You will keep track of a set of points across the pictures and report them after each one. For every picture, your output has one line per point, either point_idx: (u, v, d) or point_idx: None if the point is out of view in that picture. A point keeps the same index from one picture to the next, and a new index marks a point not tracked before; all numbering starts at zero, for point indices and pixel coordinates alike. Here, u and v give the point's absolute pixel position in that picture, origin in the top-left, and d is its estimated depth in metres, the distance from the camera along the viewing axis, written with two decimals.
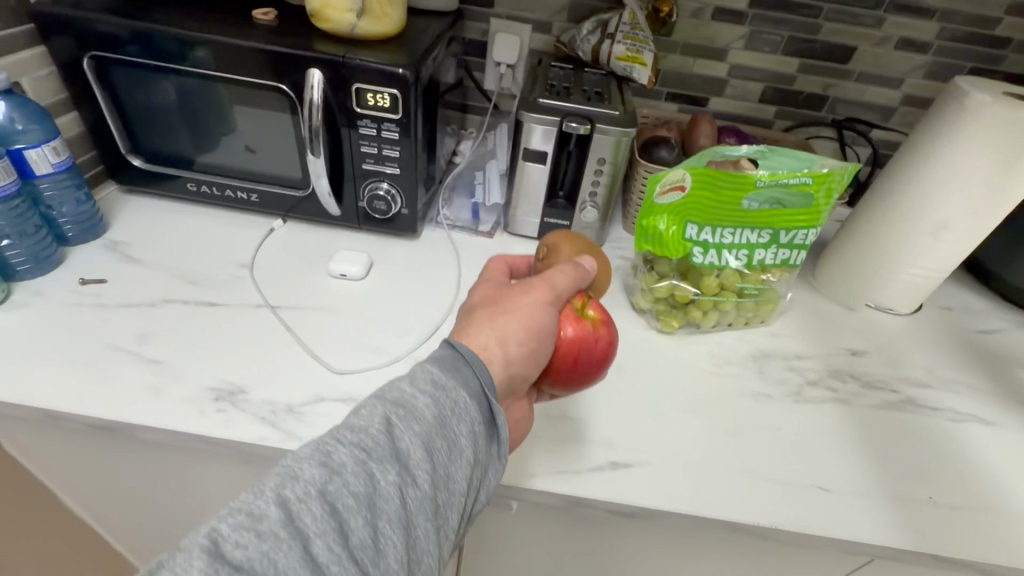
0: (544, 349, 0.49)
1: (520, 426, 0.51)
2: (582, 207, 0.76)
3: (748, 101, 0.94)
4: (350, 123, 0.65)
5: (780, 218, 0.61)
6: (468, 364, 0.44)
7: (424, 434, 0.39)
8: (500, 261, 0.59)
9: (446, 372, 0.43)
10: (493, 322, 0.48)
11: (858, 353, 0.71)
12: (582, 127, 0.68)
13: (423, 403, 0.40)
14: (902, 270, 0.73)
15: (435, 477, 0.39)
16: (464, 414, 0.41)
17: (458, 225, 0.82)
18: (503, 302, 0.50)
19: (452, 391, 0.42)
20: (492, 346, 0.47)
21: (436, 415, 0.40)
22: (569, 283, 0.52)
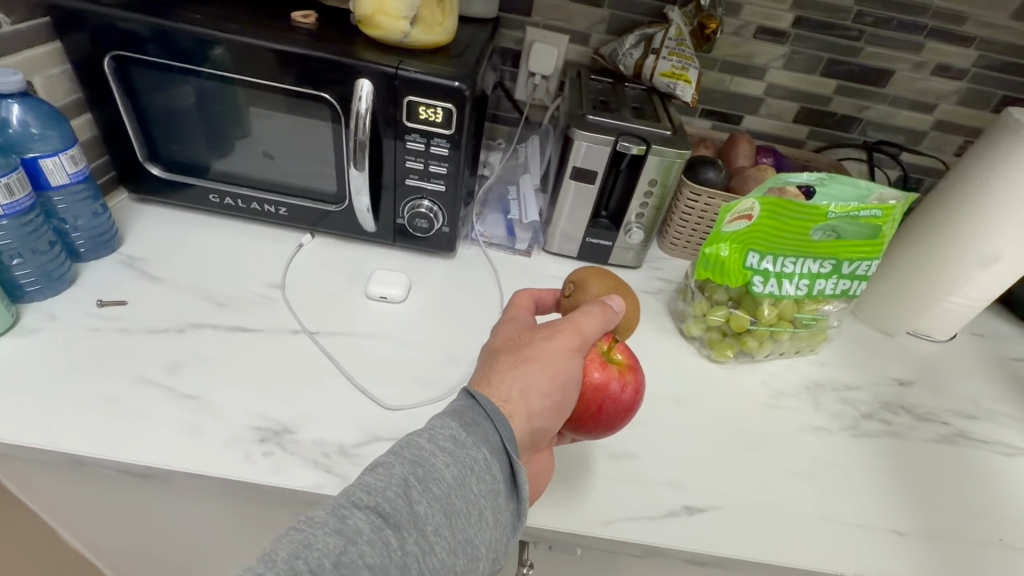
0: (568, 402, 0.43)
1: (541, 478, 0.46)
2: (627, 229, 0.74)
3: (782, 120, 0.93)
4: (397, 137, 0.61)
5: (844, 249, 0.60)
6: (489, 418, 0.39)
7: (444, 496, 0.35)
8: (525, 294, 0.52)
9: (465, 427, 0.38)
10: (514, 371, 0.42)
11: (905, 383, 0.70)
12: (635, 147, 0.66)
13: (442, 462, 0.36)
14: (946, 299, 0.73)
15: (454, 545, 0.34)
16: (485, 472, 0.37)
17: (493, 242, 0.79)
18: (525, 346, 0.44)
19: (472, 448, 0.38)
20: (512, 400, 0.41)
21: (455, 475, 0.36)
22: (596, 327, 0.45)
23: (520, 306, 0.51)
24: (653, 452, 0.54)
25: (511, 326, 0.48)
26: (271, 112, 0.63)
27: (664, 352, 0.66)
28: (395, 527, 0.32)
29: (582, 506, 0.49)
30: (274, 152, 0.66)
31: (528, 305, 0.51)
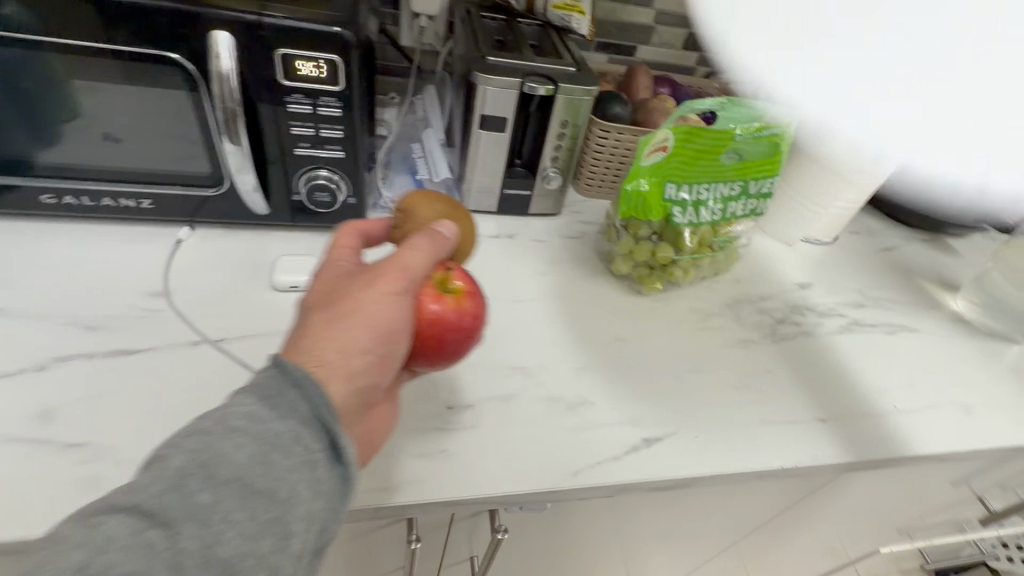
0: (395, 350, 0.40)
1: (384, 430, 0.43)
2: (544, 174, 0.71)
3: (673, 48, 0.94)
4: (276, 100, 0.52)
5: (749, 169, 0.63)
6: (295, 386, 0.35)
7: (235, 479, 0.31)
8: (349, 231, 0.46)
9: (267, 400, 0.34)
10: (327, 326, 0.38)
11: (806, 286, 0.77)
12: (543, 87, 0.62)
13: (233, 444, 0.32)
14: (832, 205, 0.81)
15: (256, 530, 0.31)
16: (293, 444, 0.33)
17: None
18: (342, 301, 0.39)
19: (271, 423, 0.34)
20: (324, 354, 0.37)
21: (251, 454, 0.32)
22: (427, 262, 0.42)
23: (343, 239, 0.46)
24: (606, 395, 0.55)
25: (331, 270, 0.43)
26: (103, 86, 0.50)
27: (598, 295, 0.67)
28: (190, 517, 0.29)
29: (548, 462, 0.48)
30: (119, 135, 0.54)
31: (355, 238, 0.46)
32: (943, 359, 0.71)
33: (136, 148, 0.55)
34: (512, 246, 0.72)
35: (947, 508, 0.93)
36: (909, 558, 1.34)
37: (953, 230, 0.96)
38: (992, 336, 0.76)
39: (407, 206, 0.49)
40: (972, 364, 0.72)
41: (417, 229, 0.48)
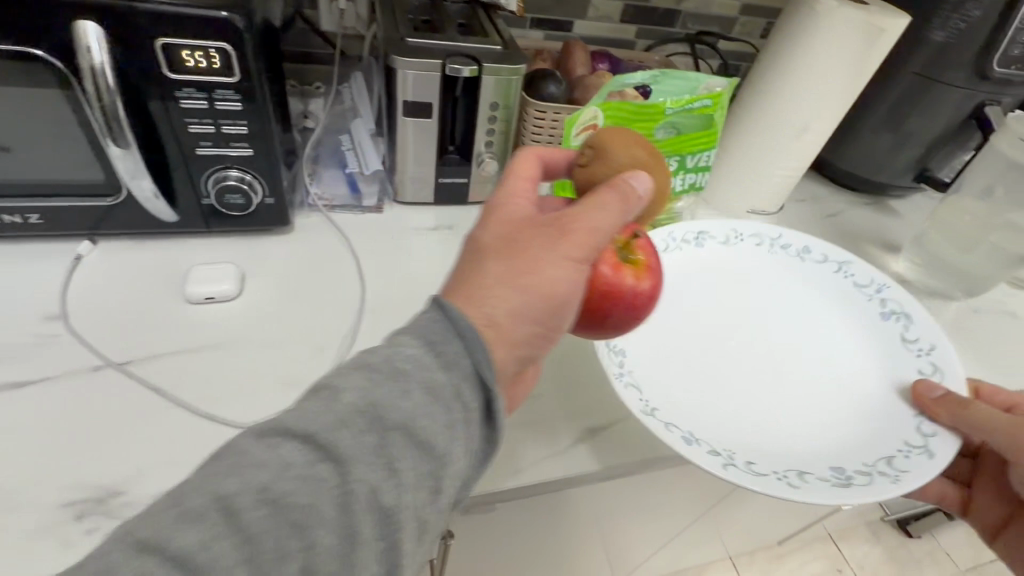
0: (556, 322, 0.38)
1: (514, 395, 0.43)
2: (479, 160, 0.68)
3: (611, 21, 0.91)
4: (165, 96, 0.47)
5: (684, 144, 0.61)
6: (459, 336, 0.32)
7: (382, 438, 0.29)
8: (530, 158, 0.42)
9: (434, 346, 0.32)
10: (501, 288, 0.35)
11: None
12: (466, 68, 0.58)
13: (340, 416, 0.29)
14: (773, 174, 0.81)
15: (421, 481, 0.29)
16: (452, 401, 0.31)
17: (336, 203, 0.69)
18: (528, 251, 0.36)
19: (402, 383, 0.31)
20: (557, 307, 0.36)
21: (407, 409, 0.30)
22: (613, 224, 0.38)
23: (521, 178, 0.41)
24: (552, 385, 0.53)
25: (521, 218, 0.39)
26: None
27: None
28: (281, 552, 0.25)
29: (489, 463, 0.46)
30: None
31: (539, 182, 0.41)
32: None
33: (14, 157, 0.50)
34: (452, 238, 0.69)
35: None
36: (869, 509, 1.39)
37: (894, 192, 0.98)
38: (930, 295, 0.78)
39: (599, 142, 0.44)
40: None
41: (608, 177, 0.43)
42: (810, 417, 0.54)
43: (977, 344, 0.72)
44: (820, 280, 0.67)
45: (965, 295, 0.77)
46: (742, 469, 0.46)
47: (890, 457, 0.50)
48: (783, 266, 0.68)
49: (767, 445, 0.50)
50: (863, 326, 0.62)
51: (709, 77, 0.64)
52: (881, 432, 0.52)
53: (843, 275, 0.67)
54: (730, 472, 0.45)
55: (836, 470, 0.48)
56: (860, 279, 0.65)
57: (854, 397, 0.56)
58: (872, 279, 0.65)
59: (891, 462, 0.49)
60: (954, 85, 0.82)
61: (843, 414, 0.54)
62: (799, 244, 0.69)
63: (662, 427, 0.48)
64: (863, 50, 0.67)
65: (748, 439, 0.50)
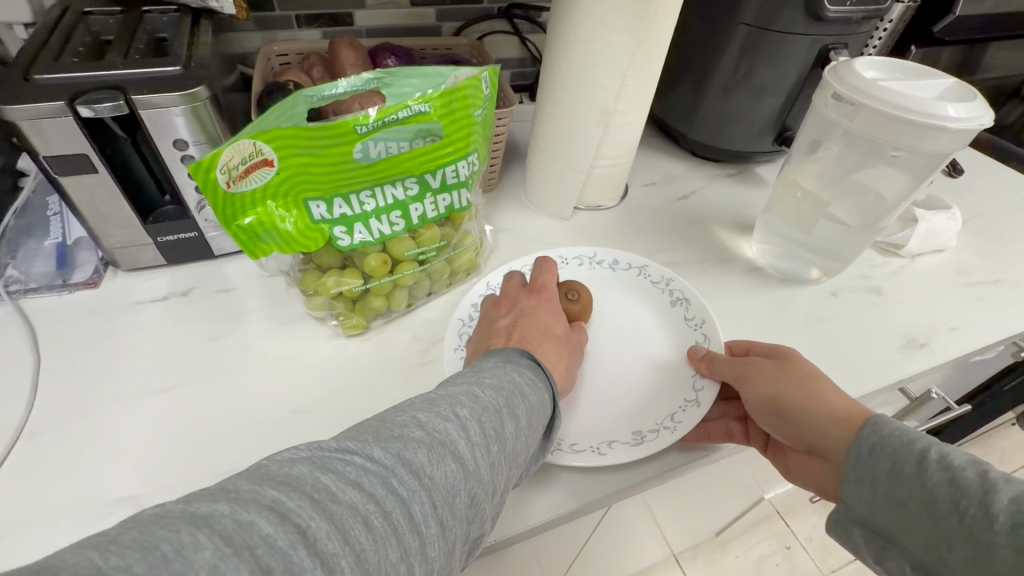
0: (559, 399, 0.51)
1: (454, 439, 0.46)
2: (201, 207, 0.55)
3: (400, 6, 0.77)
4: None
5: (419, 161, 0.49)
6: (549, 384, 0.41)
7: (524, 407, 0.37)
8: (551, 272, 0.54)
9: (543, 372, 0.41)
10: (553, 358, 0.46)
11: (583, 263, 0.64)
12: (115, 104, 0.45)
13: (499, 391, 0.37)
14: (593, 165, 0.69)
15: (525, 436, 0.37)
16: (546, 409, 0.40)
17: (33, 285, 0.55)
18: (573, 351, 0.49)
19: (517, 379, 0.39)
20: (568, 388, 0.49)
21: (531, 394, 0.39)
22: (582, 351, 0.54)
23: (553, 289, 0.52)
24: None
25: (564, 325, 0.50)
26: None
27: (289, 350, 0.53)
28: (414, 474, 0.28)
29: None
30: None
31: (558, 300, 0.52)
32: (728, 323, 0.62)
33: None
34: (184, 307, 0.56)
35: None
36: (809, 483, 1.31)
37: (760, 158, 0.88)
38: (784, 281, 0.68)
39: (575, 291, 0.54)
40: (758, 323, 0.62)
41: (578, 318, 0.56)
42: (603, 392, 0.52)
43: (833, 337, 0.62)
44: (620, 286, 0.62)
45: (822, 276, 0.67)
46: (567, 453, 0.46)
47: (671, 413, 0.50)
48: (592, 279, 0.62)
49: (584, 423, 0.49)
50: (657, 322, 0.58)
51: (451, 68, 0.48)
52: (662, 394, 0.52)
53: (641, 276, 0.62)
54: (559, 457, 0.46)
55: (632, 433, 0.48)
56: (652, 278, 0.61)
57: (653, 374, 0.54)
58: (662, 274, 0.61)
59: (673, 416, 0.49)
60: (791, 31, 0.70)
61: (629, 386, 0.52)
62: (608, 257, 0.64)
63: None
64: (645, 11, 0.55)
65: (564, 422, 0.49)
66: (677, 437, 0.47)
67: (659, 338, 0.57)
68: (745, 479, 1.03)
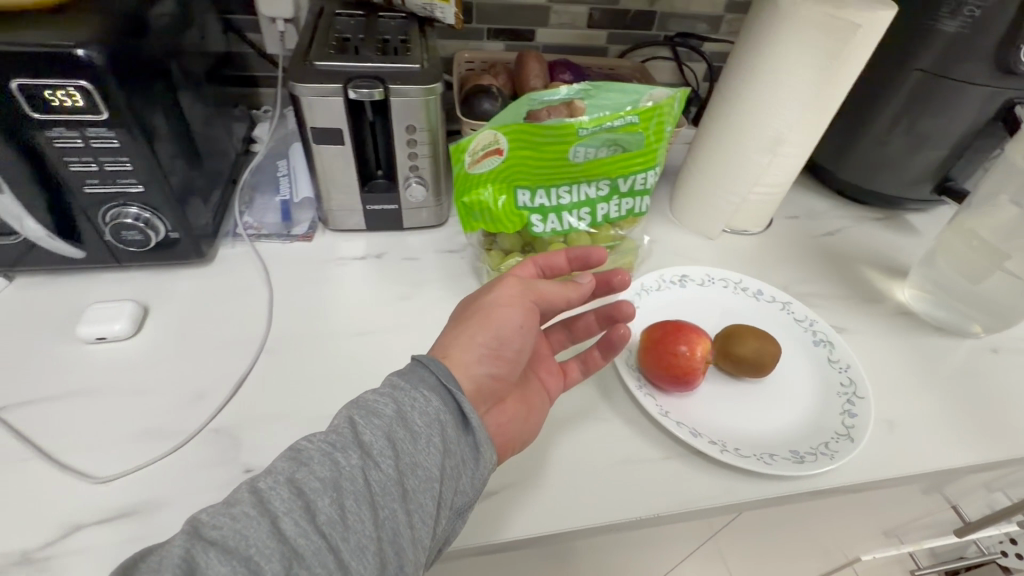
0: (510, 345, 0.44)
1: (508, 428, 0.45)
2: (406, 184, 0.64)
3: (577, 28, 0.85)
4: (36, 136, 0.46)
5: (615, 165, 0.54)
6: (413, 392, 0.39)
7: (378, 436, 0.36)
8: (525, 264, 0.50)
9: (401, 385, 0.39)
10: (442, 339, 0.44)
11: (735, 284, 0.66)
12: (374, 91, 0.54)
13: (342, 435, 0.36)
14: (749, 191, 0.72)
15: (393, 461, 0.35)
16: (423, 416, 0.38)
17: (264, 232, 0.66)
18: (474, 307, 0.45)
19: (367, 407, 0.37)
20: (500, 363, 0.44)
21: (392, 412, 0.37)
22: (543, 286, 0.47)
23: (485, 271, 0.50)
24: None
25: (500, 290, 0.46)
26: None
27: None
28: (184, 574, 0.27)
29: None
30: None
31: (545, 264, 0.50)
32: (878, 360, 0.62)
33: None
34: (378, 268, 0.65)
35: (908, 509, 0.85)
36: (907, 557, 1.22)
37: (911, 205, 0.86)
38: (938, 331, 0.66)
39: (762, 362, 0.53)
40: (912, 366, 0.62)
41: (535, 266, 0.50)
42: (752, 410, 0.53)
43: (991, 393, 0.60)
44: (764, 316, 0.63)
45: (983, 332, 0.65)
46: (733, 452, 0.48)
47: (822, 442, 0.50)
48: (737, 305, 0.64)
49: (747, 434, 0.51)
50: (799, 356, 0.59)
51: (651, 87, 0.54)
52: (814, 422, 0.52)
53: (784, 312, 0.63)
54: (727, 457, 0.47)
55: (790, 451, 0.49)
56: (796, 315, 0.62)
57: (807, 401, 0.54)
58: (807, 314, 0.62)
59: (828, 444, 0.50)
60: (971, 81, 0.69)
61: (774, 408, 0.54)
62: (753, 286, 0.66)
63: (657, 416, 0.49)
64: (841, 51, 0.57)
65: (719, 427, 0.51)
66: (836, 464, 0.48)
67: (801, 375, 0.57)
68: (844, 535, 0.98)
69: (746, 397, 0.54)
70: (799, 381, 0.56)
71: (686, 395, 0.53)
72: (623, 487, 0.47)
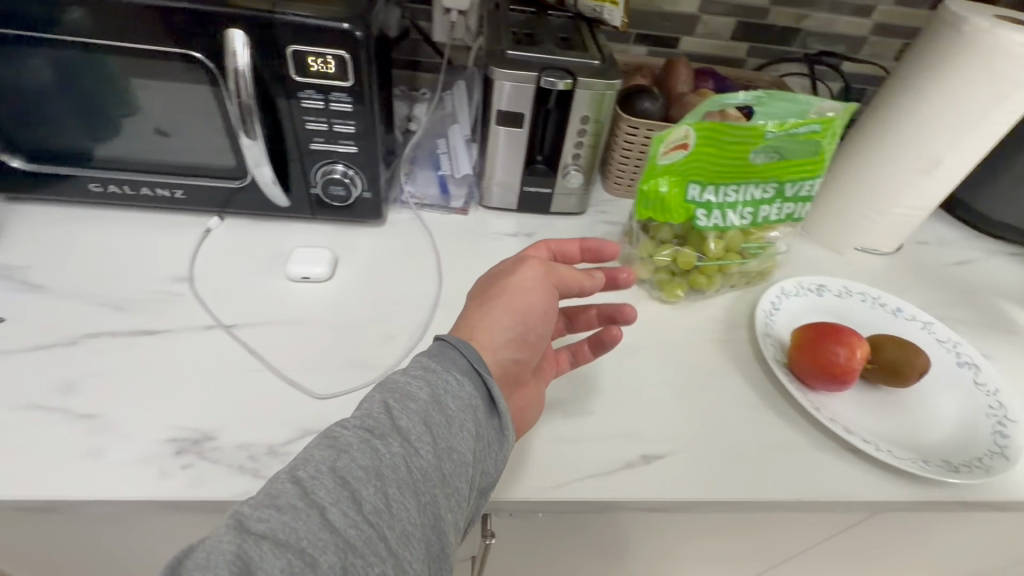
0: (534, 328, 0.45)
1: (526, 413, 0.46)
2: (565, 171, 0.69)
3: (721, 39, 0.88)
4: (289, 96, 0.53)
5: (786, 170, 0.57)
6: (444, 376, 0.38)
7: (417, 419, 0.36)
8: (540, 248, 0.51)
9: (434, 369, 0.39)
10: (463, 321, 0.44)
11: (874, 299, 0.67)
12: (561, 81, 0.60)
13: (378, 419, 0.35)
14: (891, 210, 0.73)
15: (432, 444, 0.35)
16: (459, 401, 0.38)
17: (427, 203, 0.73)
18: (494, 289, 0.45)
19: (400, 391, 0.37)
20: (522, 346, 0.44)
21: (428, 396, 0.37)
22: (561, 272, 0.47)
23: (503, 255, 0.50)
24: (608, 404, 0.52)
25: (525, 275, 0.46)
26: (99, 86, 0.54)
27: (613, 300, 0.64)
28: (241, 571, 0.27)
29: (533, 474, 0.47)
30: (116, 134, 0.57)
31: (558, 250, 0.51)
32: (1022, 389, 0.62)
33: (165, 138, 0.58)
34: (530, 245, 0.70)
35: None
36: None
37: None
38: None
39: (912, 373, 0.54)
40: None
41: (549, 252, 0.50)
42: (899, 418, 0.55)
43: None
44: (903, 332, 0.64)
45: None
46: (887, 453, 0.50)
47: (974, 456, 0.52)
48: (876, 319, 0.66)
49: (896, 439, 0.53)
50: (942, 374, 0.60)
51: (821, 98, 0.55)
52: (964, 437, 0.53)
53: (924, 331, 0.64)
54: (882, 455, 0.49)
55: (942, 460, 0.51)
56: (938, 335, 0.63)
57: (954, 417, 0.56)
58: (950, 335, 0.63)
59: (981, 459, 0.51)
60: None
61: (921, 419, 0.55)
62: (892, 302, 0.67)
63: (812, 410, 0.52)
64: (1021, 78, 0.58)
65: (868, 429, 0.53)
66: (991, 477, 0.49)
67: (944, 391, 0.58)
68: None
69: (892, 406, 0.56)
70: (945, 397, 0.57)
71: (832, 394, 0.55)
72: (778, 470, 0.49)
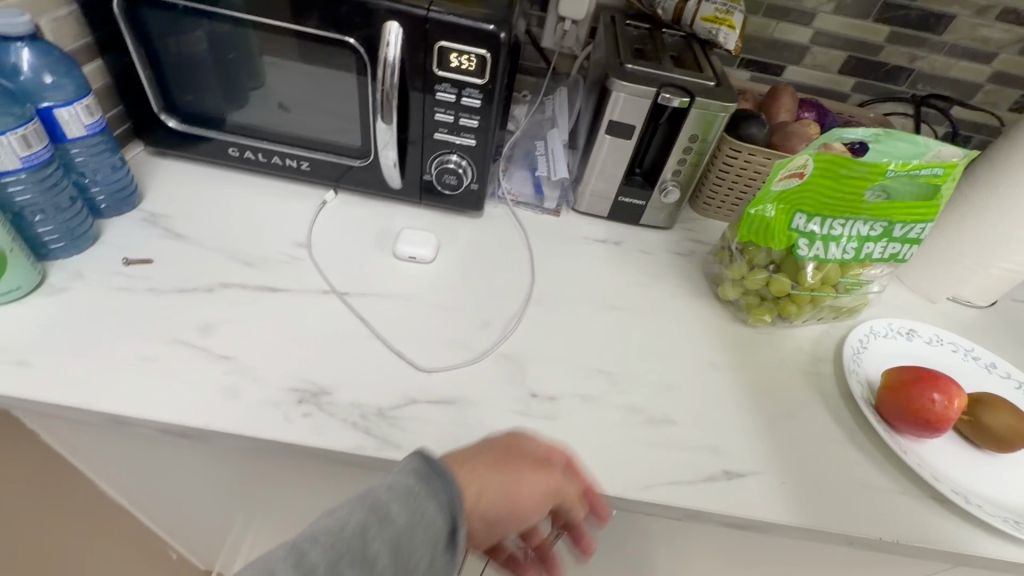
0: (507, 525, 0.37)
1: None
2: (662, 186, 0.70)
3: (828, 71, 0.87)
4: (425, 87, 0.57)
5: (899, 210, 0.56)
6: (428, 503, 0.32)
7: (387, 546, 0.31)
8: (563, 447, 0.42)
9: (420, 490, 0.33)
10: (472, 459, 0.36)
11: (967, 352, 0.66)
12: (677, 99, 0.62)
13: (345, 540, 0.30)
14: (994, 264, 0.71)
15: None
16: (435, 534, 0.32)
17: (521, 201, 0.76)
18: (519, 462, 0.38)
19: (377, 508, 0.31)
20: (474, 536, 0.37)
21: (407, 521, 0.31)
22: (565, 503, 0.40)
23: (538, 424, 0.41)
24: (692, 417, 0.53)
25: (545, 480, 0.38)
26: (254, 59, 0.59)
27: (698, 317, 0.65)
28: None
29: (620, 471, 0.49)
30: (258, 105, 0.63)
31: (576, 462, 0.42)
32: None
33: (288, 113, 0.63)
34: (618, 253, 0.72)
35: None
36: None
37: None
38: None
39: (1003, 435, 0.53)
40: None
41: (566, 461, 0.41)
42: (990, 474, 0.54)
43: None
44: (997, 389, 0.63)
45: None
46: (977, 506, 0.49)
47: None
48: (969, 372, 0.64)
49: (985, 495, 0.52)
50: None
51: (941, 143, 0.54)
52: None
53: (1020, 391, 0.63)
54: (972, 508, 0.49)
55: None
56: None
57: None
58: None
59: None
60: None
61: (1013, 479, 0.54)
62: (986, 357, 0.65)
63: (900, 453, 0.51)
64: None
65: (956, 480, 0.52)
66: None
67: None
68: None
69: (982, 461, 0.55)
70: None
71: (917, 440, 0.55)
72: (862, 507, 0.49)
